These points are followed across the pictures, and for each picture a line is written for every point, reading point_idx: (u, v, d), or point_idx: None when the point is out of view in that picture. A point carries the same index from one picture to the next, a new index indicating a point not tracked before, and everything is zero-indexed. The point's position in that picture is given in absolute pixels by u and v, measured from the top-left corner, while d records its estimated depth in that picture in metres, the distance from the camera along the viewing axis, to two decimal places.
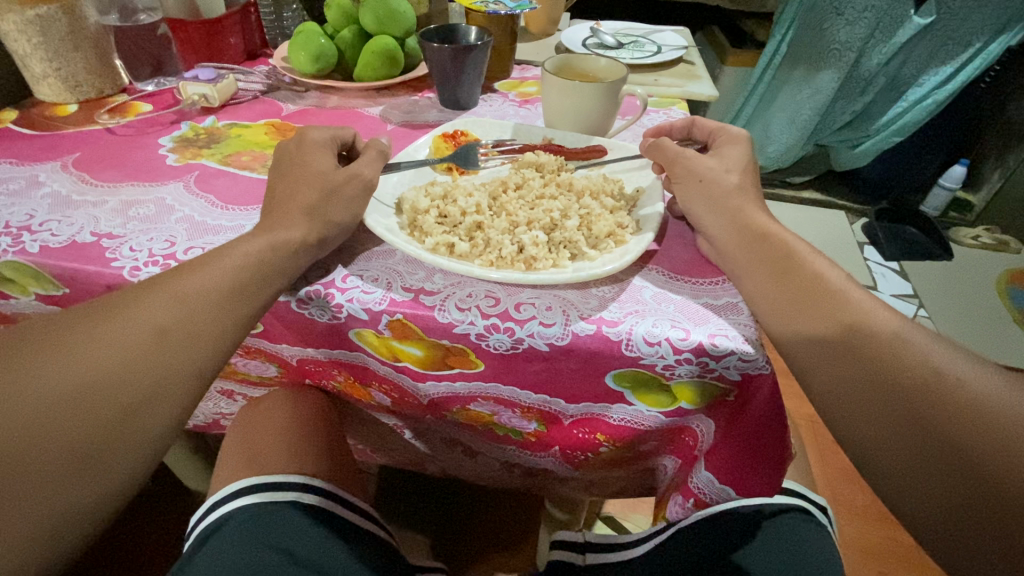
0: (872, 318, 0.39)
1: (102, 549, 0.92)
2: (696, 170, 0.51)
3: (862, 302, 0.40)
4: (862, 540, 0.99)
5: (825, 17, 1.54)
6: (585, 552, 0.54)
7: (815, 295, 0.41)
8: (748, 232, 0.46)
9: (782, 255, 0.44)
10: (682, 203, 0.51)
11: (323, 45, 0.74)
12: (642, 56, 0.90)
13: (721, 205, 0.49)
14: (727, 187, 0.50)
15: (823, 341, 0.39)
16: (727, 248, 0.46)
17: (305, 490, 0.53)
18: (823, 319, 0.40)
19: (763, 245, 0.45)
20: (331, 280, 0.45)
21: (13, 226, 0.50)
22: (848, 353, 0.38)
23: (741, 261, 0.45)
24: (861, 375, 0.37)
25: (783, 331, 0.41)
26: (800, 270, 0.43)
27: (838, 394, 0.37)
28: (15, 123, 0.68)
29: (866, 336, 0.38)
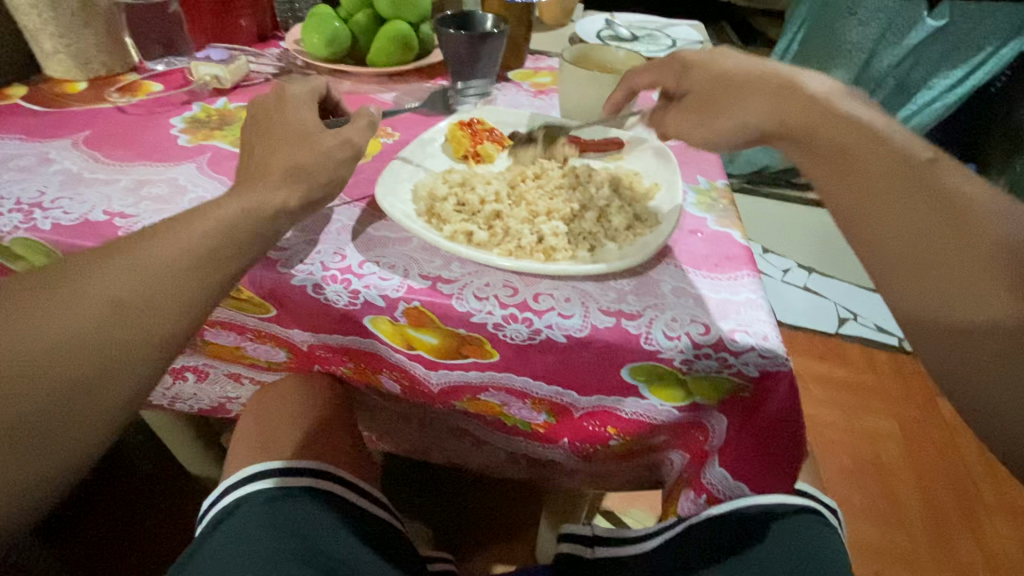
0: (969, 199, 0.37)
1: (103, 530, 0.92)
2: (756, 78, 0.45)
3: (948, 179, 0.38)
4: (857, 539, 1.00)
5: (836, 17, 1.58)
6: (593, 546, 0.54)
7: (918, 189, 0.37)
8: (839, 118, 0.41)
9: (877, 143, 0.40)
10: (723, 97, 0.46)
11: (337, 29, 0.73)
12: (657, 50, 0.89)
13: (796, 99, 0.42)
14: (792, 87, 0.43)
15: (916, 227, 0.37)
16: (806, 146, 0.42)
17: (316, 475, 0.53)
18: (923, 219, 0.37)
19: (855, 132, 0.40)
20: (348, 266, 0.45)
21: (24, 203, 0.49)
22: (945, 235, 0.36)
23: (819, 158, 0.41)
24: (967, 258, 0.35)
25: (864, 221, 0.38)
26: (898, 158, 0.39)
27: (935, 281, 0.36)
28: (25, 99, 0.67)
29: (977, 237, 0.35)
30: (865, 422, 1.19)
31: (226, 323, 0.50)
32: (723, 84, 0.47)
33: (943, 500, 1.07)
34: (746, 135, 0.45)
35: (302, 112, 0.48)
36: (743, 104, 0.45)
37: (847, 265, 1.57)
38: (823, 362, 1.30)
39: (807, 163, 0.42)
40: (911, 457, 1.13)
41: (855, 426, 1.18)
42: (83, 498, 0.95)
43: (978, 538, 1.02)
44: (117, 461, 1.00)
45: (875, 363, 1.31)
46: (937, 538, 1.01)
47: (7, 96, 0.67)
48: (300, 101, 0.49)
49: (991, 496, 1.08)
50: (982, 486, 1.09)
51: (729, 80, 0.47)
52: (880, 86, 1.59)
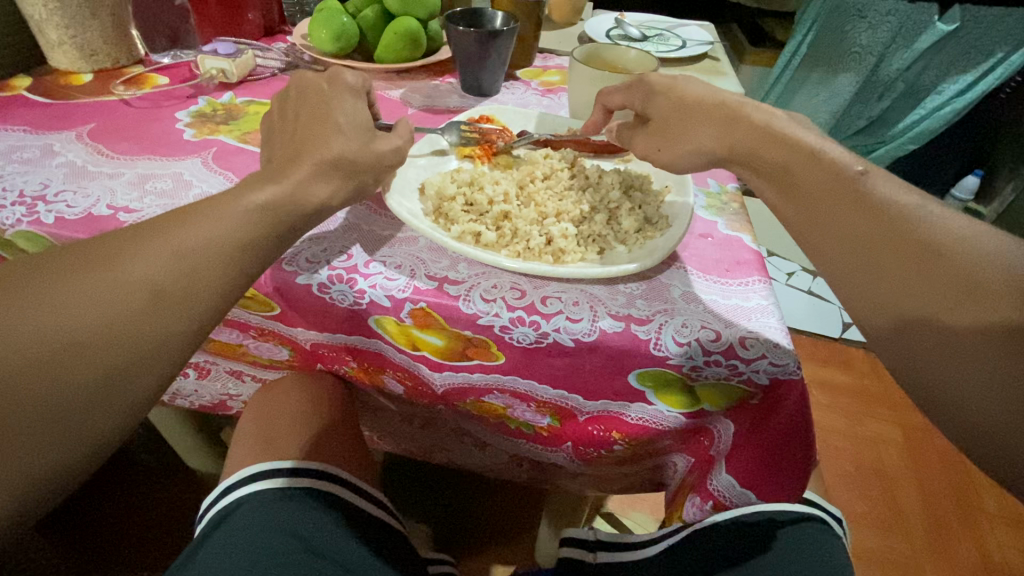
0: (920, 214, 0.37)
1: (102, 524, 0.92)
2: (703, 101, 0.47)
3: (894, 196, 0.38)
4: (858, 545, 1.00)
5: (847, 20, 1.54)
6: (596, 551, 0.53)
7: (855, 202, 0.39)
8: (775, 143, 0.43)
9: (813, 163, 0.41)
10: (673, 121, 0.48)
11: (344, 23, 0.72)
12: (667, 50, 0.88)
13: (736, 126, 0.45)
14: (735, 113, 0.46)
15: (860, 241, 0.38)
16: (754, 171, 0.44)
17: (317, 476, 0.53)
18: (863, 231, 0.38)
19: (792, 155, 0.42)
20: (354, 265, 0.45)
21: (27, 196, 0.49)
22: (891, 251, 0.36)
23: (764, 180, 0.43)
24: (916, 275, 0.35)
25: (811, 237, 0.40)
26: (834, 176, 0.40)
27: (885, 299, 0.36)
28: (30, 90, 0.66)
29: (917, 242, 0.36)
30: (868, 428, 1.18)
31: (229, 321, 0.49)
32: (673, 107, 0.48)
33: (946, 508, 1.06)
34: (703, 158, 0.47)
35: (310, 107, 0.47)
36: (693, 128, 0.47)
37: None
38: (827, 367, 1.30)
39: (759, 187, 0.44)
40: (914, 464, 1.12)
41: (859, 432, 1.17)
42: (83, 493, 0.95)
43: (980, 547, 1.01)
44: (118, 456, 1.00)
45: (880, 368, 1.30)
46: (939, 546, 1.01)
47: (12, 87, 0.67)
48: (301, 97, 0.48)
49: (994, 505, 1.07)
50: (986, 495, 1.08)
51: (674, 105, 0.48)
52: (888, 90, 1.59)
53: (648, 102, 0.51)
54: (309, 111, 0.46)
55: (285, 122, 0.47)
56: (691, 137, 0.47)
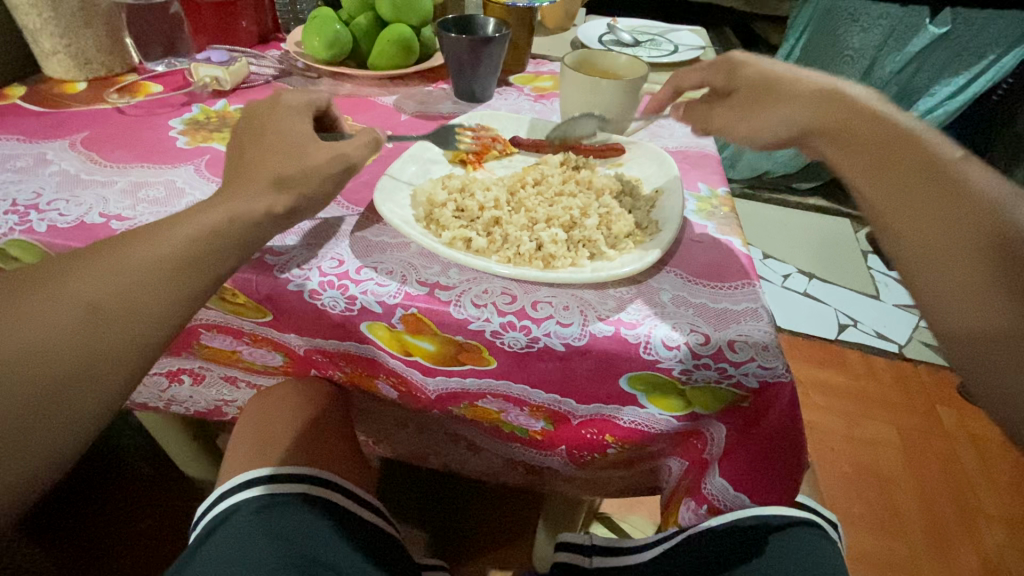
0: (1014, 212, 0.38)
1: (97, 533, 0.92)
2: (802, 83, 0.47)
3: (989, 188, 0.38)
4: (855, 547, 1.00)
5: (839, 23, 1.54)
6: (591, 555, 0.54)
7: (953, 188, 0.38)
8: (876, 119, 0.42)
9: (910, 143, 0.41)
10: (767, 100, 0.48)
11: (337, 31, 0.72)
12: (659, 55, 0.89)
13: (835, 103, 0.44)
14: (831, 95, 0.45)
15: (950, 228, 0.38)
16: (850, 143, 0.43)
17: (311, 481, 0.52)
18: (949, 212, 0.38)
19: (893, 133, 0.41)
20: (345, 271, 0.45)
21: (20, 204, 0.49)
22: (980, 242, 0.37)
23: (857, 150, 0.42)
24: (1000, 271, 0.36)
25: (897, 215, 0.39)
26: (936, 159, 0.40)
27: (958, 293, 0.37)
28: (23, 99, 0.67)
29: (1000, 232, 0.37)
30: (863, 429, 1.18)
31: (222, 327, 0.49)
32: (765, 87, 0.49)
33: (943, 510, 1.06)
34: (788, 132, 0.47)
35: (300, 115, 0.48)
36: (787, 104, 0.46)
37: (847, 272, 1.56)
38: (823, 369, 1.30)
39: (841, 159, 0.43)
40: (910, 465, 1.13)
41: (855, 434, 1.17)
42: (77, 500, 0.95)
43: (977, 550, 1.01)
44: (112, 462, 1.00)
45: (875, 370, 1.30)
46: (936, 548, 1.01)
47: (6, 96, 0.67)
48: (289, 107, 0.48)
49: (991, 505, 1.07)
50: (983, 495, 1.08)
51: (766, 84, 0.49)
52: (881, 93, 1.58)
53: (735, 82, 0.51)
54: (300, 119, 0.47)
55: (274, 129, 0.47)
56: (776, 113, 0.47)
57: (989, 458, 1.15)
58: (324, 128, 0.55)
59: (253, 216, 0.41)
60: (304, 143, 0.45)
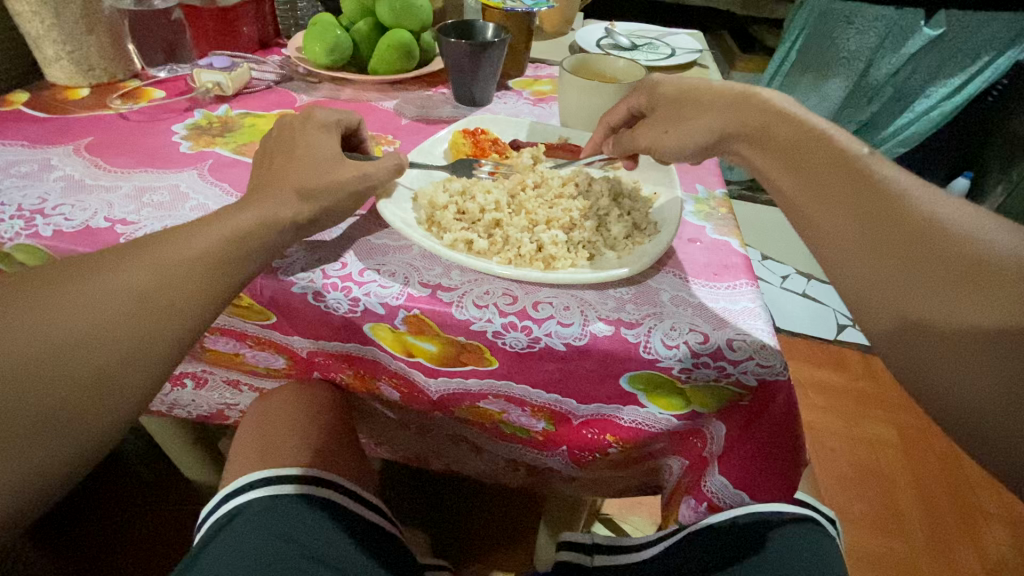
0: (919, 198, 0.38)
1: (99, 537, 0.92)
2: (721, 92, 0.49)
3: (895, 179, 0.40)
4: (856, 547, 1.00)
5: (835, 25, 1.50)
6: (593, 554, 0.54)
7: (860, 181, 0.40)
8: (785, 124, 0.45)
9: (820, 144, 0.43)
10: (682, 108, 0.50)
11: (339, 36, 0.73)
12: (656, 59, 0.89)
13: (749, 112, 0.47)
14: (746, 103, 0.47)
15: (859, 219, 0.39)
16: (765, 149, 0.45)
17: (314, 483, 0.53)
18: (859, 206, 0.39)
19: (802, 135, 0.44)
20: (349, 273, 0.45)
21: (25, 209, 0.49)
22: (891, 228, 0.37)
23: (773, 157, 0.44)
24: (909, 254, 0.36)
25: (813, 214, 0.41)
26: (842, 156, 0.41)
27: (875, 282, 0.37)
28: (27, 105, 0.67)
29: (910, 218, 0.37)
30: (863, 429, 1.19)
31: (226, 330, 0.50)
32: (682, 95, 0.51)
33: (943, 509, 1.06)
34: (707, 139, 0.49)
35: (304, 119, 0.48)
36: (703, 112, 0.49)
37: None
38: (823, 369, 1.30)
39: (761, 164, 0.45)
40: (910, 464, 1.13)
41: (855, 434, 1.18)
42: (80, 504, 0.95)
43: (977, 548, 1.01)
44: (114, 466, 1.00)
45: (874, 370, 1.31)
46: (936, 546, 1.01)
47: (10, 102, 0.68)
48: None
49: (991, 504, 1.08)
50: (983, 494, 1.09)
51: (685, 95, 0.51)
52: (877, 94, 1.59)
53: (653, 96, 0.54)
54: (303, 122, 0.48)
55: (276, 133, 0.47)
56: (696, 121, 0.49)
57: None
58: (352, 147, 0.56)
59: (260, 219, 0.42)
60: (310, 149, 0.46)
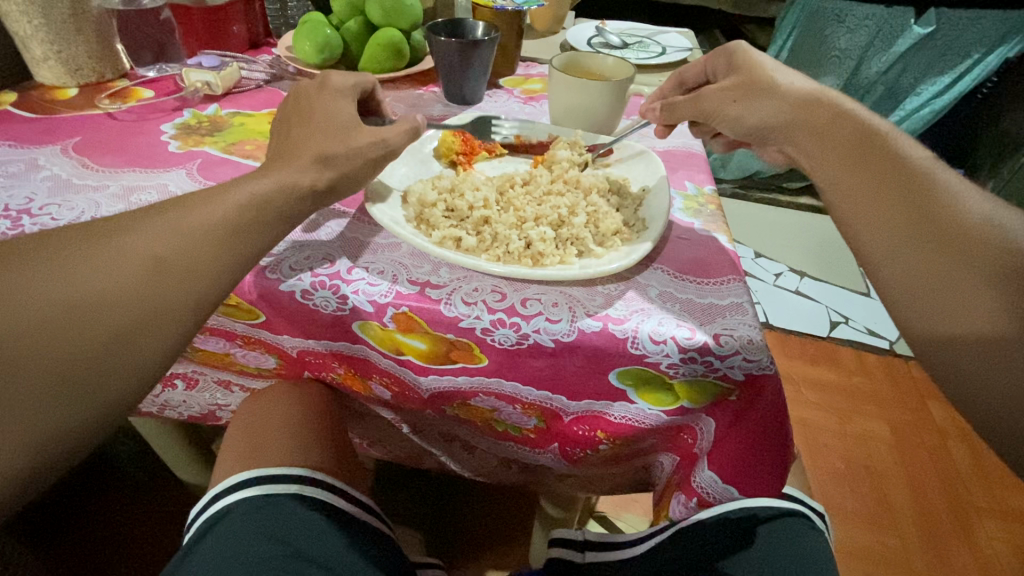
0: (965, 202, 0.40)
1: (90, 539, 0.91)
2: (792, 86, 0.50)
3: (947, 182, 0.41)
4: (849, 543, 1.01)
5: (825, 24, 1.51)
6: (584, 551, 0.54)
7: (912, 180, 0.41)
8: (845, 121, 0.46)
9: (877, 140, 0.44)
10: (741, 98, 0.51)
11: (328, 36, 0.73)
12: (647, 57, 0.90)
13: (814, 107, 0.48)
14: (813, 99, 0.48)
15: (911, 214, 0.40)
16: (822, 139, 0.46)
17: (304, 481, 0.53)
18: (909, 202, 0.40)
19: (859, 131, 0.45)
20: (336, 271, 0.45)
21: (12, 209, 0.49)
22: (938, 227, 0.39)
23: (831, 146, 0.45)
24: (954, 252, 0.38)
25: (865, 204, 0.42)
26: (898, 154, 0.43)
27: (921, 274, 0.38)
28: (14, 106, 0.67)
29: (961, 219, 0.39)
30: (855, 425, 1.19)
31: (214, 329, 0.49)
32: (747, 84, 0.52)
33: (936, 504, 1.07)
34: (768, 125, 0.50)
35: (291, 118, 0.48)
36: (765, 103, 0.50)
37: (838, 270, 1.58)
38: (815, 366, 1.31)
39: (818, 151, 0.46)
40: (903, 460, 1.14)
41: (848, 430, 1.18)
42: (70, 507, 0.94)
43: (969, 543, 1.02)
44: (105, 468, 0.99)
45: (866, 367, 1.31)
46: (929, 542, 1.02)
47: None
48: None
49: (982, 499, 1.09)
50: (974, 489, 1.10)
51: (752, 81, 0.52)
52: (869, 92, 1.58)
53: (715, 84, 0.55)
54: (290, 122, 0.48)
55: None
56: (763, 109, 0.50)
57: (980, 453, 1.16)
58: (367, 111, 0.59)
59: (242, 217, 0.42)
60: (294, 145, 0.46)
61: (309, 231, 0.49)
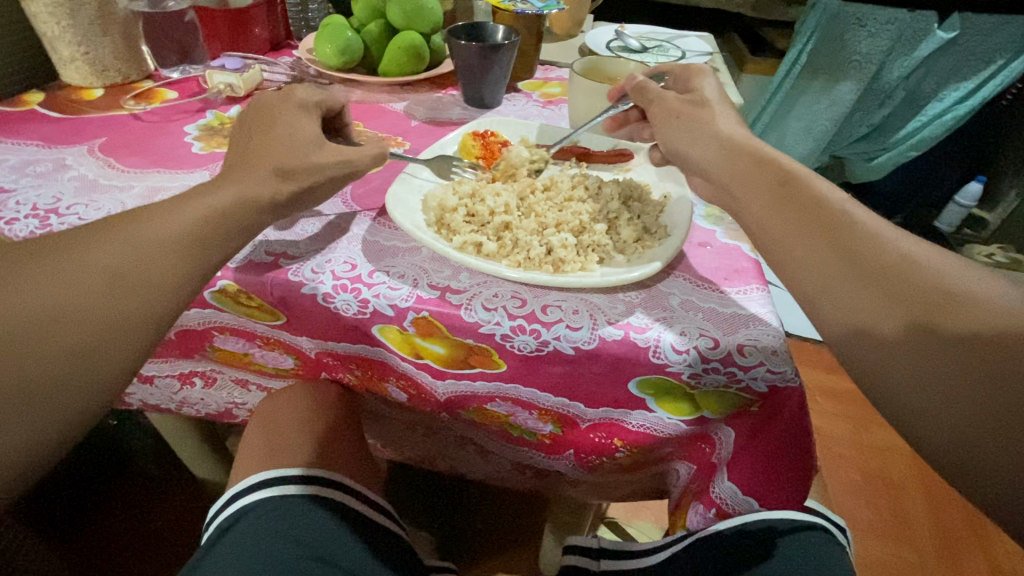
0: (883, 241, 0.39)
1: (108, 533, 0.92)
2: (720, 125, 0.49)
3: (863, 223, 0.40)
4: (864, 555, 0.99)
5: (847, 27, 1.46)
6: (599, 559, 0.54)
7: (827, 224, 0.40)
8: (762, 165, 0.45)
9: (793, 185, 0.43)
10: (666, 139, 0.52)
11: (349, 38, 0.73)
12: (666, 61, 0.89)
13: (740, 149, 0.47)
14: (737, 141, 0.48)
15: (832, 260, 0.38)
16: (742, 185, 0.45)
17: (319, 482, 0.53)
18: (837, 244, 0.39)
19: (777, 175, 0.44)
20: (358, 275, 0.45)
21: (40, 209, 0.50)
22: (863, 272, 0.37)
23: (756, 190, 0.44)
24: (879, 297, 0.36)
25: (787, 254, 0.41)
26: (814, 200, 0.42)
27: (846, 317, 0.37)
28: (42, 106, 0.68)
29: (881, 258, 0.37)
30: (872, 435, 1.17)
31: (235, 330, 0.50)
32: (679, 123, 0.51)
33: (954, 519, 1.05)
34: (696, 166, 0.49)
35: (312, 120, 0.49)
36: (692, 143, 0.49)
37: None
38: (830, 374, 1.29)
39: (742, 198, 0.45)
40: (921, 473, 1.11)
41: (863, 440, 1.16)
42: (87, 501, 0.96)
43: (989, 559, 1.00)
44: (122, 463, 1.01)
45: None
46: (947, 556, 1.00)
47: (25, 102, 0.69)
48: (295, 112, 0.49)
49: None
50: None
51: (678, 115, 0.51)
52: (889, 97, 1.54)
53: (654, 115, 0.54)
54: (310, 126, 0.48)
55: (282, 134, 0.48)
56: (696, 155, 0.49)
57: None
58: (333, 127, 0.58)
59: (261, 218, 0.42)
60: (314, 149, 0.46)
61: (284, 239, 0.48)
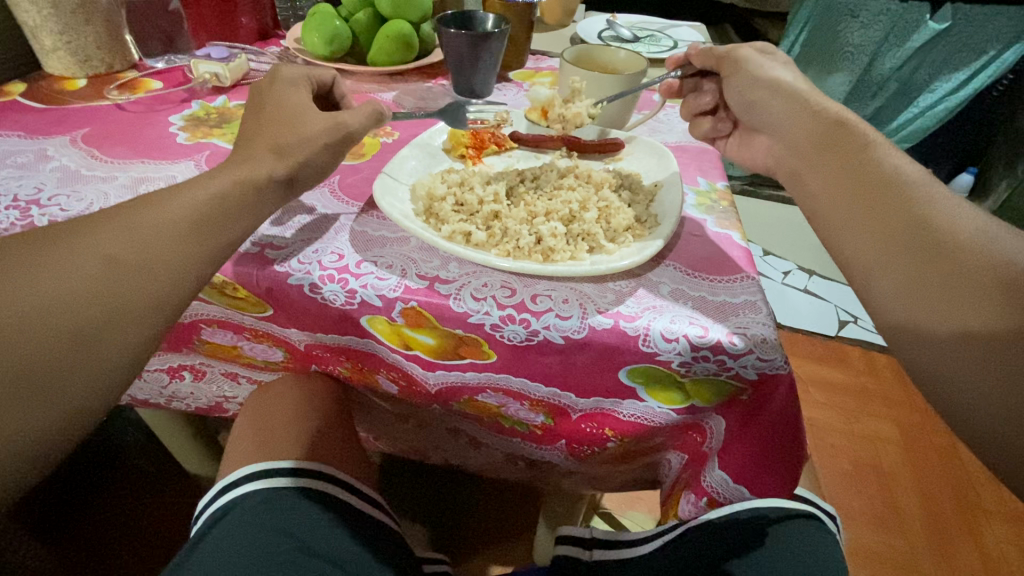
0: (957, 220, 0.38)
1: (96, 530, 0.92)
2: (801, 93, 0.51)
3: (940, 201, 0.39)
4: (856, 543, 1.00)
5: (838, 19, 1.48)
6: (591, 549, 0.54)
7: (897, 197, 0.40)
8: (841, 133, 0.46)
9: (870, 157, 0.43)
10: (739, 88, 0.57)
11: (337, 27, 0.72)
12: (658, 51, 0.89)
13: (817, 120, 0.48)
14: (822, 111, 0.48)
15: (893, 236, 0.39)
16: (819, 154, 0.46)
17: (309, 476, 0.53)
18: (905, 218, 0.39)
19: (857, 145, 0.44)
20: (345, 266, 0.45)
21: (21, 200, 0.49)
22: (930, 247, 0.37)
23: (827, 160, 0.45)
24: (940, 272, 0.36)
25: (847, 227, 0.41)
26: (890, 176, 0.41)
27: (900, 291, 0.37)
28: (22, 96, 0.67)
29: (950, 236, 0.37)
30: (863, 425, 1.18)
31: (221, 322, 0.49)
32: (762, 85, 0.54)
33: (944, 507, 1.06)
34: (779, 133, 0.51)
35: (303, 107, 0.48)
36: (769, 107, 0.53)
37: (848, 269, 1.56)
38: (824, 366, 1.30)
39: (816, 169, 0.45)
40: (911, 461, 1.13)
41: (855, 430, 1.17)
42: (75, 498, 0.95)
43: (979, 546, 1.01)
44: (111, 460, 1.00)
45: (876, 366, 1.30)
46: (937, 543, 1.01)
47: (6, 93, 0.67)
48: (280, 100, 0.49)
49: (990, 501, 1.08)
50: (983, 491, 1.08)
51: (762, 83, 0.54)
52: (881, 89, 1.54)
53: (744, 84, 0.56)
54: (294, 114, 0.48)
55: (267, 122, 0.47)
56: (770, 110, 0.52)
57: None
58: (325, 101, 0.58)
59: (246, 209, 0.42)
60: (298, 138, 0.46)
61: (271, 227, 0.48)
